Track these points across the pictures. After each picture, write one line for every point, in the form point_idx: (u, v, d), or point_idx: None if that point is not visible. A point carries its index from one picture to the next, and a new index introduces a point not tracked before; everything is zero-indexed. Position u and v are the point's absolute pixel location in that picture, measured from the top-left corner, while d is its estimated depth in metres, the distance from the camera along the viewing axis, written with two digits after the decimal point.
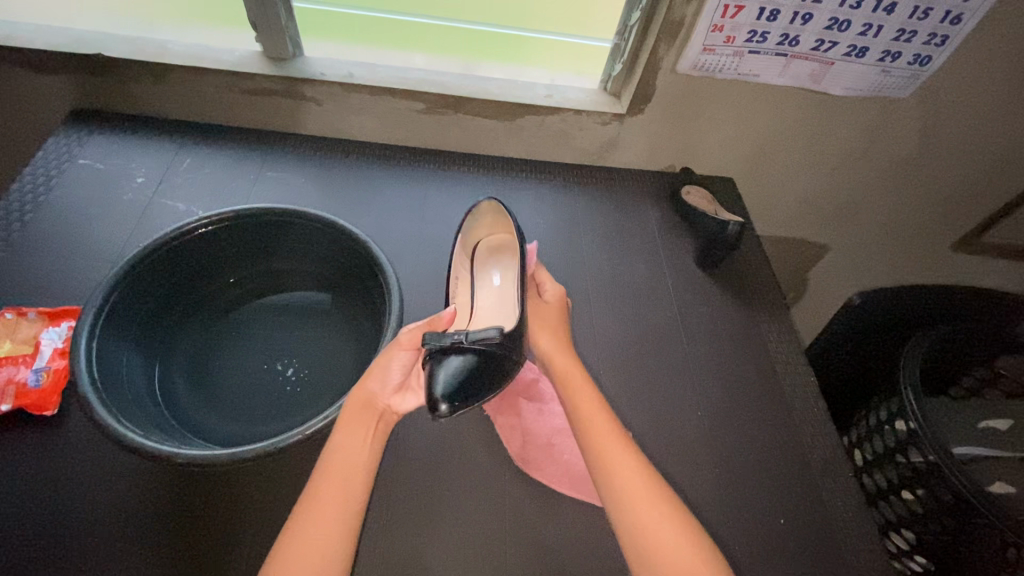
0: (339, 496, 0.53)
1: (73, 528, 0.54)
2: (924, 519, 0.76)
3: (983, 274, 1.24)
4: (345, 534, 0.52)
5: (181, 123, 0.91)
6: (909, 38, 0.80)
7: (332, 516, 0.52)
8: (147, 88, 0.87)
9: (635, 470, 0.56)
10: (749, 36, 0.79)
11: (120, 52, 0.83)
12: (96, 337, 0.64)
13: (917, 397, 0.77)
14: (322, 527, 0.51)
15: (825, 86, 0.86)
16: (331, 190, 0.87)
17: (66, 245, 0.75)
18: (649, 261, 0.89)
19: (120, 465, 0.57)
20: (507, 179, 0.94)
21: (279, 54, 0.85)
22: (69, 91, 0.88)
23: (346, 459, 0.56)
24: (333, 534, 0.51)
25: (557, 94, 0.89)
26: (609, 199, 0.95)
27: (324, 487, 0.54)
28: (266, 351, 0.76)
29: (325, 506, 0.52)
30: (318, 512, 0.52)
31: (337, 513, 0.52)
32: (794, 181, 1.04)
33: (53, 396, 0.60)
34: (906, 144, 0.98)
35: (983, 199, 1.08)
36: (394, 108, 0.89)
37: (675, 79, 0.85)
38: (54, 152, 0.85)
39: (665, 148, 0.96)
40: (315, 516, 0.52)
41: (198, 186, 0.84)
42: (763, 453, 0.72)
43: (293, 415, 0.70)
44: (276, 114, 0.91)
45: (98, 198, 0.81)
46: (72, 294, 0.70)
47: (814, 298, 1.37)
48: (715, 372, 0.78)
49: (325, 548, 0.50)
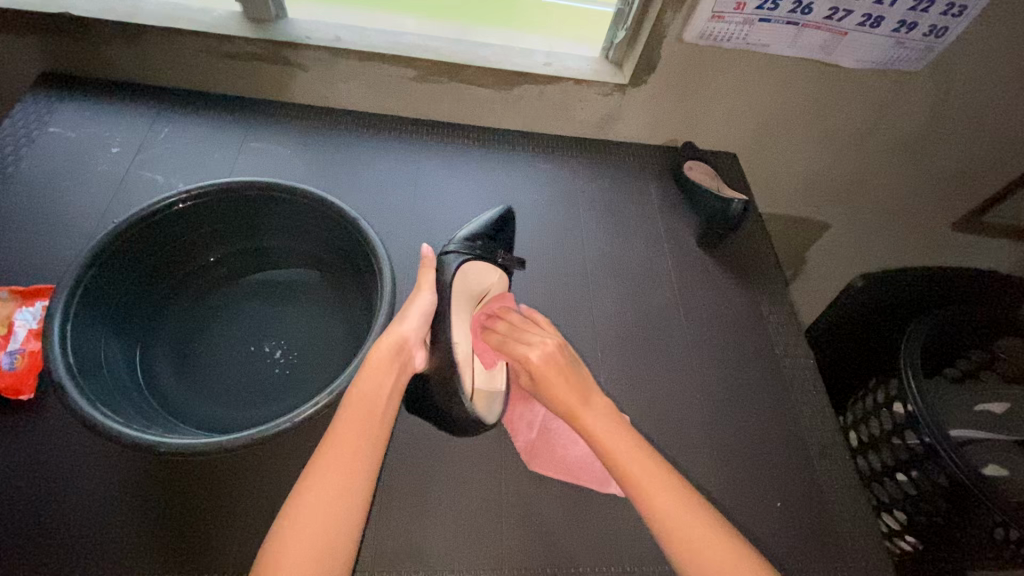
0: (351, 459, 0.51)
1: (57, 517, 0.52)
2: (917, 500, 0.76)
3: (984, 255, 1.22)
4: (357, 505, 0.50)
5: (158, 90, 0.86)
6: (927, 7, 0.76)
7: (342, 480, 0.50)
8: (120, 51, 0.82)
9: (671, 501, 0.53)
10: (761, 4, 0.75)
11: (91, 10, 0.77)
12: (70, 320, 0.61)
13: (917, 381, 0.76)
14: (326, 505, 0.48)
15: (836, 58, 0.83)
16: (319, 162, 0.83)
17: (38, 220, 0.71)
18: (650, 239, 0.86)
19: (105, 452, 0.55)
20: (503, 153, 0.90)
21: (261, 16, 0.79)
22: (35, 53, 0.82)
23: (359, 418, 0.53)
24: (342, 503, 0.49)
25: (557, 62, 0.85)
26: (609, 176, 0.91)
27: (337, 446, 0.51)
28: (252, 333, 0.73)
29: (336, 473, 0.50)
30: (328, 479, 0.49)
31: (343, 492, 0.49)
32: (798, 157, 1.01)
33: (29, 380, 0.57)
34: (914, 119, 0.94)
35: (987, 176, 1.05)
36: (384, 75, 0.85)
37: (681, 49, 0.81)
38: (22, 119, 0.80)
39: (667, 121, 0.92)
40: (316, 499, 0.48)
41: (177, 157, 0.80)
42: (761, 438, 0.71)
43: (282, 399, 0.67)
44: (259, 81, 0.86)
45: (71, 169, 0.76)
46: (47, 272, 0.67)
47: (812, 278, 1.35)
48: (715, 354, 0.77)
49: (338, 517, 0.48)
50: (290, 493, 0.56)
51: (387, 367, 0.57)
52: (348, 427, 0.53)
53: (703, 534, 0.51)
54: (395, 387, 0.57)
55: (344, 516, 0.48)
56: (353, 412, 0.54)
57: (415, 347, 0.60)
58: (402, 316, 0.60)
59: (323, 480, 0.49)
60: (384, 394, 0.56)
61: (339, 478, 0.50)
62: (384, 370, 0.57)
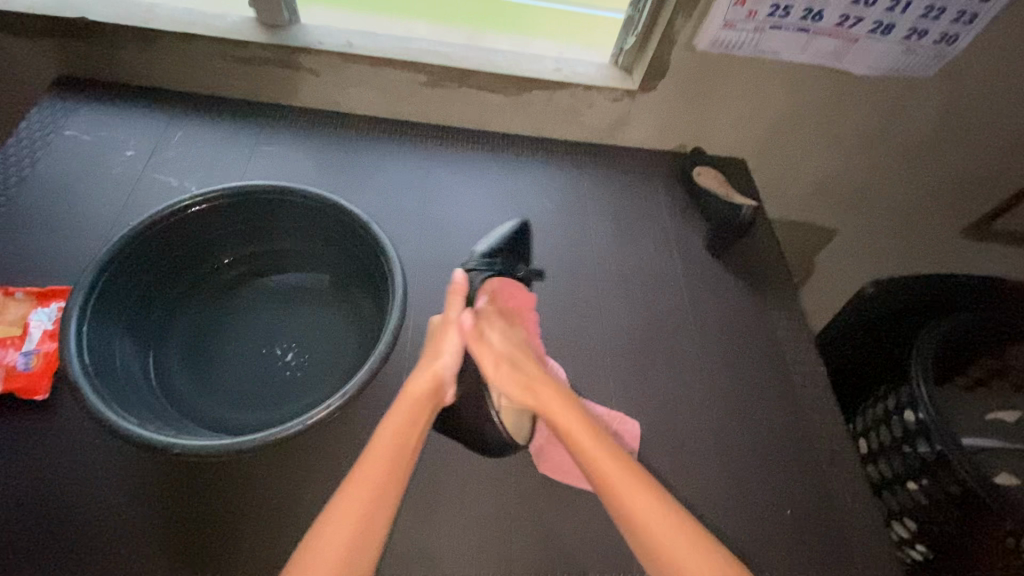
0: (368, 500, 0.49)
1: (70, 518, 0.52)
2: (928, 508, 0.76)
3: (993, 262, 1.22)
4: (368, 551, 0.48)
5: (171, 94, 0.87)
6: (938, 15, 0.76)
7: (367, 505, 0.49)
8: (135, 55, 0.83)
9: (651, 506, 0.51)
10: (772, 11, 0.75)
11: (108, 15, 0.78)
12: (86, 321, 0.61)
13: (928, 388, 0.76)
14: (348, 529, 0.47)
15: (846, 65, 0.83)
16: (330, 166, 0.84)
17: (53, 222, 0.72)
18: (658, 244, 0.86)
19: (118, 453, 0.56)
20: (512, 158, 0.91)
21: (275, 21, 0.80)
22: (51, 57, 0.83)
23: (391, 444, 0.53)
24: (366, 529, 0.48)
25: (566, 68, 0.85)
26: (617, 181, 0.92)
27: (366, 469, 0.51)
28: (265, 336, 0.73)
29: (352, 513, 0.48)
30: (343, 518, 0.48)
31: (364, 519, 0.48)
32: (807, 163, 1.01)
33: (44, 380, 0.58)
34: (924, 126, 0.94)
35: (997, 182, 1.05)
36: (395, 80, 0.85)
37: (691, 56, 0.81)
38: (39, 122, 0.81)
39: (676, 127, 0.93)
40: (341, 523, 0.48)
41: (190, 160, 0.80)
42: (770, 445, 0.70)
43: (293, 402, 0.68)
44: (271, 86, 0.87)
45: (86, 172, 0.77)
46: (63, 273, 0.68)
47: (819, 283, 1.34)
48: (724, 360, 0.77)
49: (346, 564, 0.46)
50: (301, 495, 0.56)
51: (417, 404, 0.56)
52: (379, 453, 0.52)
53: (673, 541, 0.49)
54: (428, 416, 0.56)
55: (351, 561, 0.47)
56: (388, 437, 0.53)
57: (449, 383, 0.59)
58: (438, 352, 0.60)
59: (339, 520, 0.48)
60: (412, 433, 0.54)
61: (365, 504, 0.49)
62: (414, 407, 0.56)
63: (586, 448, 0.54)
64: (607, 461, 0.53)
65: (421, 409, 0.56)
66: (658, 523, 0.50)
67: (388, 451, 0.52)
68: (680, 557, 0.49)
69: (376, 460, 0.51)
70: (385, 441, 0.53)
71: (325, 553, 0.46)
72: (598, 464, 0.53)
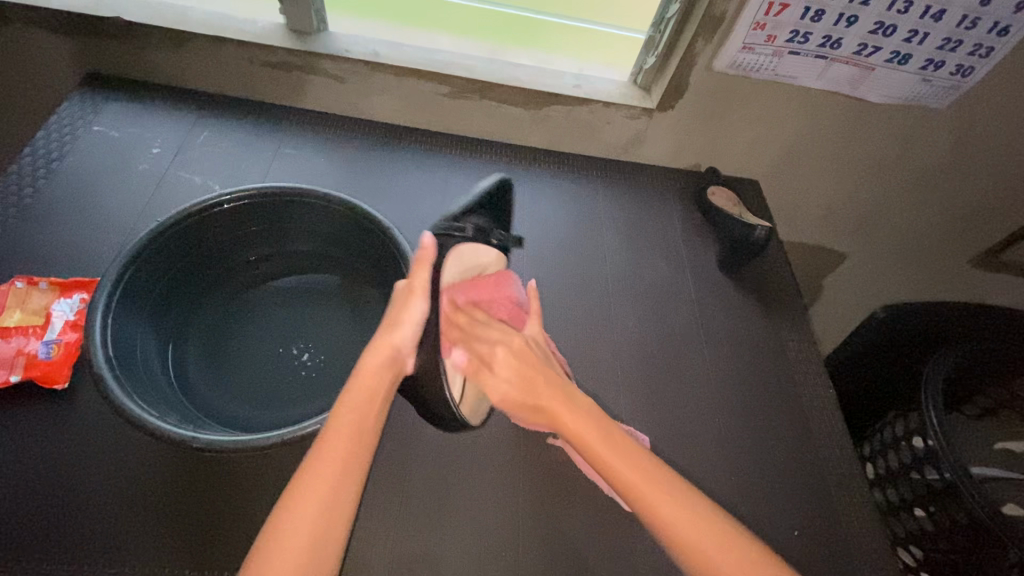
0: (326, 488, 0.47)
1: (83, 508, 0.53)
2: (935, 537, 0.76)
3: (1003, 292, 1.22)
4: (336, 532, 0.46)
5: (198, 94, 0.89)
6: (955, 47, 0.77)
7: (330, 485, 0.47)
8: (165, 55, 0.84)
9: (663, 492, 0.49)
10: (791, 36, 0.76)
11: (140, 15, 0.80)
12: (111, 312, 0.62)
13: (938, 415, 0.76)
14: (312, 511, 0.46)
15: (862, 92, 0.84)
16: (351, 171, 0.85)
17: (79, 214, 0.73)
18: (672, 261, 0.87)
19: (133, 445, 0.56)
20: (530, 170, 0.92)
21: (303, 28, 0.82)
22: (85, 54, 0.85)
23: (349, 424, 0.50)
24: (329, 513, 0.46)
25: (586, 85, 0.87)
26: (632, 198, 0.93)
27: (327, 445, 0.49)
28: (281, 335, 0.75)
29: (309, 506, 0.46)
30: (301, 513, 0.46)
31: (327, 501, 0.47)
32: (819, 188, 1.02)
33: (64, 369, 0.58)
34: (938, 155, 0.95)
35: (1009, 214, 1.06)
36: (418, 90, 0.87)
37: (710, 77, 0.83)
38: (69, 117, 0.82)
39: (692, 146, 0.94)
40: (304, 508, 0.46)
41: (214, 159, 0.82)
42: (779, 465, 0.71)
43: (307, 402, 0.69)
44: (296, 90, 0.88)
45: (112, 167, 0.79)
46: (86, 265, 0.69)
47: (826, 306, 1.35)
48: (734, 378, 0.77)
49: (317, 543, 0.45)
50: None
51: (376, 377, 0.53)
52: (338, 433, 0.50)
53: (685, 521, 0.48)
54: (388, 389, 0.54)
55: (315, 551, 0.45)
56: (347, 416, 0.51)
57: (407, 355, 0.56)
58: (397, 321, 0.55)
59: (305, 497, 0.46)
60: (370, 415, 0.52)
61: (329, 484, 0.47)
62: (374, 382, 0.53)
63: (607, 458, 0.51)
64: (611, 453, 0.51)
65: (379, 381, 0.53)
66: (676, 513, 0.48)
67: (348, 431, 0.50)
68: (694, 536, 0.47)
69: (333, 448, 0.49)
70: (343, 421, 0.50)
71: (291, 540, 0.44)
72: (625, 477, 0.50)
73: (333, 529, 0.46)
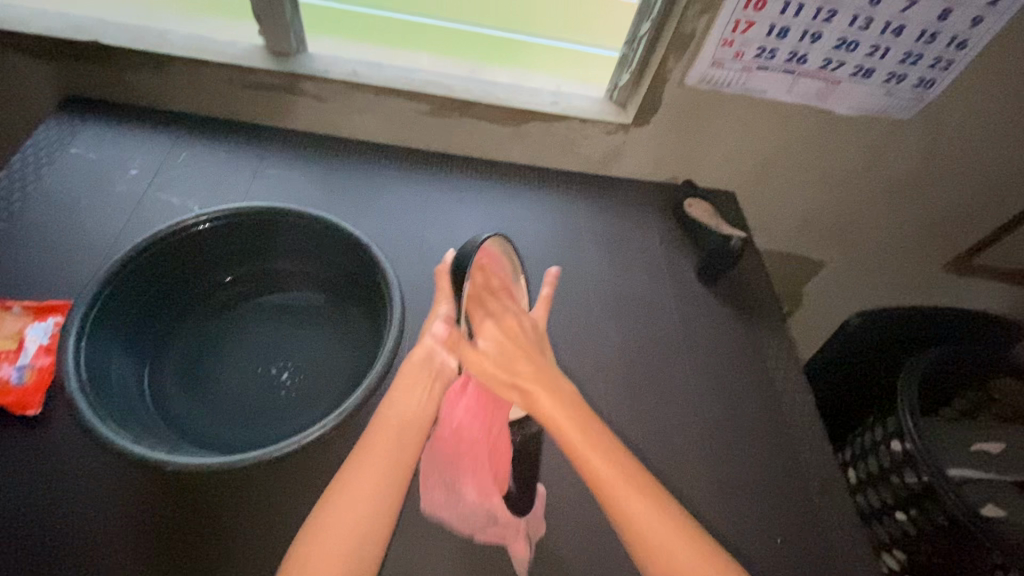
0: (382, 458, 0.55)
1: (57, 535, 0.51)
2: (918, 540, 0.76)
3: (976, 297, 1.26)
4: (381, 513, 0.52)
5: (177, 115, 0.89)
6: (915, 61, 0.80)
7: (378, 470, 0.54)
8: (144, 77, 0.85)
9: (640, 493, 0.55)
10: (759, 52, 0.79)
11: (118, 39, 0.81)
12: (85, 336, 0.62)
13: (914, 419, 0.78)
14: (363, 494, 0.52)
15: (830, 105, 0.87)
16: (331, 190, 0.85)
17: (55, 236, 0.73)
18: (651, 273, 0.88)
19: (108, 469, 0.55)
20: (510, 185, 0.93)
21: (282, 49, 0.83)
22: (63, 77, 0.85)
23: (396, 420, 0.59)
24: (374, 493, 0.53)
25: (563, 101, 0.89)
26: (611, 210, 0.94)
27: (376, 437, 0.57)
28: (259, 354, 0.74)
29: (364, 483, 0.53)
30: (360, 484, 0.53)
31: (376, 483, 0.54)
32: (794, 199, 1.05)
33: (36, 395, 0.57)
34: (905, 165, 0.99)
35: (979, 221, 1.09)
36: (397, 109, 0.88)
37: (683, 92, 0.85)
38: (46, 139, 0.82)
39: (669, 160, 0.96)
40: (356, 487, 0.53)
41: (193, 180, 0.82)
42: (761, 472, 0.71)
43: (287, 421, 0.68)
44: (276, 110, 0.89)
45: (90, 189, 0.79)
46: (61, 289, 0.68)
47: (808, 314, 1.37)
48: (716, 387, 0.78)
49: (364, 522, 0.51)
50: (290, 517, 0.55)
51: (413, 375, 0.63)
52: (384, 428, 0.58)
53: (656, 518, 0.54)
54: (426, 384, 0.63)
55: (373, 505, 0.52)
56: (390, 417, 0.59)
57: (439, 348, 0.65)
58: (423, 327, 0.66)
59: (356, 482, 0.53)
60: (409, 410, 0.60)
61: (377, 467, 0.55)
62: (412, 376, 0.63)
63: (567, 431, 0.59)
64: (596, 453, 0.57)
65: (417, 375, 0.63)
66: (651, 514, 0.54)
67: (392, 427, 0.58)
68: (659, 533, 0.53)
69: (381, 434, 0.58)
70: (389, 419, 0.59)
71: (343, 516, 0.51)
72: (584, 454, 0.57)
73: (380, 508, 0.52)
